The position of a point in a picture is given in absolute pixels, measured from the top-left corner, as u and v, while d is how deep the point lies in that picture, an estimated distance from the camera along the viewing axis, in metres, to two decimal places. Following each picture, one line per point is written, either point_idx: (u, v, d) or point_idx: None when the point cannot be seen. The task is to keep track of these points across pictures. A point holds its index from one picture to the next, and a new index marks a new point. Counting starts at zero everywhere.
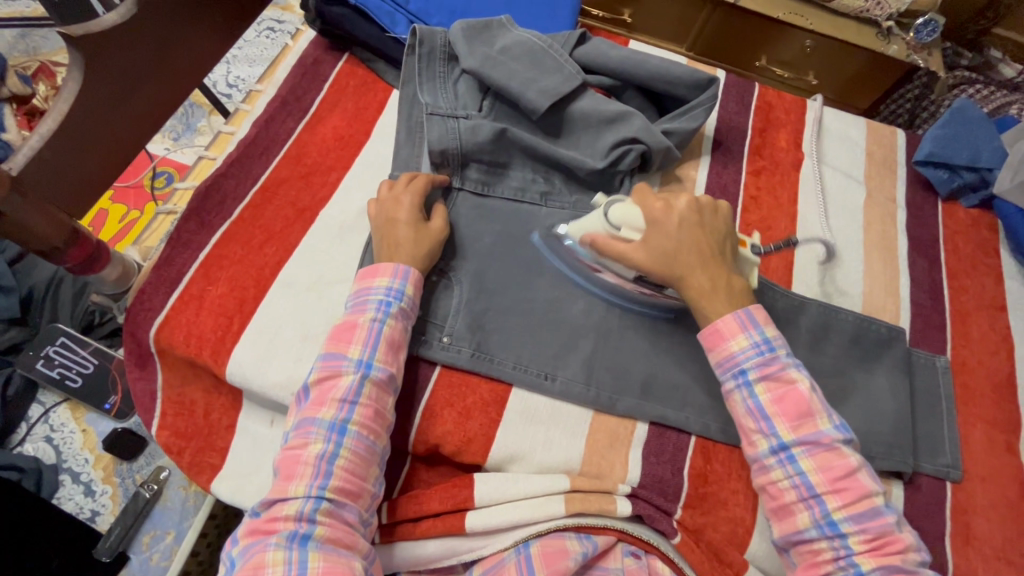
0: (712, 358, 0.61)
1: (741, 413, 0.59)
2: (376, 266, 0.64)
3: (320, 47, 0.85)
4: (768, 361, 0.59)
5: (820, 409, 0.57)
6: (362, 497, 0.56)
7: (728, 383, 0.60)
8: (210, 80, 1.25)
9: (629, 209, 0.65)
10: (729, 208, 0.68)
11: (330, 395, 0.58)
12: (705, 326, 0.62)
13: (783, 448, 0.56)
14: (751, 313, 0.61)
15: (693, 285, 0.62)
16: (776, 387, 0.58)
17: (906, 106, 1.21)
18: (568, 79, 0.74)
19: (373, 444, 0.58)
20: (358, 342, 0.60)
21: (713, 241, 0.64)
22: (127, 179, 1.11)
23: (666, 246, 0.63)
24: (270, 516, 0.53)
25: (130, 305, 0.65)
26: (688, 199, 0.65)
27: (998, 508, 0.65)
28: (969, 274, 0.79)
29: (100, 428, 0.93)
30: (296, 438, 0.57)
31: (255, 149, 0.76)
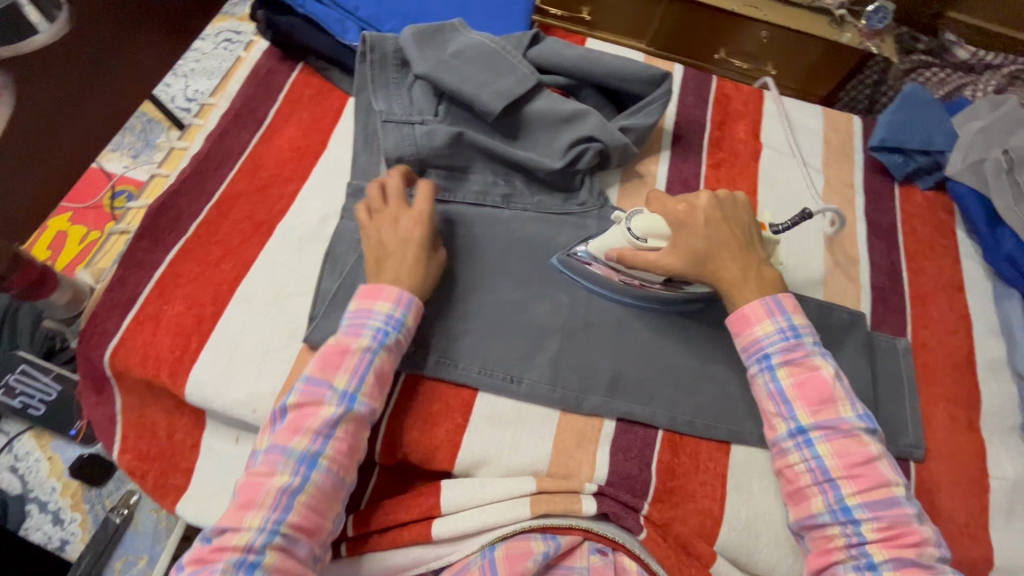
0: (739, 343, 0.64)
1: (763, 396, 0.62)
2: (379, 286, 0.62)
3: (274, 57, 0.85)
4: (793, 347, 0.61)
5: (842, 397, 0.59)
6: (319, 533, 0.55)
7: (753, 367, 0.63)
8: (167, 94, 1.24)
9: (652, 219, 0.65)
10: (748, 200, 0.70)
11: (305, 424, 0.57)
12: (732, 311, 0.65)
13: (802, 432, 0.59)
14: (780, 300, 0.63)
15: (727, 277, 0.65)
16: (799, 372, 0.61)
17: (866, 92, 1.24)
18: (522, 80, 0.74)
19: (340, 480, 0.57)
20: (346, 371, 0.58)
21: (739, 232, 0.66)
22: (85, 200, 1.10)
23: (698, 245, 0.65)
24: (218, 545, 0.53)
25: (84, 330, 0.64)
26: (709, 195, 0.67)
27: (961, 485, 0.67)
28: (927, 256, 0.80)
29: (67, 455, 0.93)
30: (261, 464, 0.56)
31: (209, 164, 0.75)
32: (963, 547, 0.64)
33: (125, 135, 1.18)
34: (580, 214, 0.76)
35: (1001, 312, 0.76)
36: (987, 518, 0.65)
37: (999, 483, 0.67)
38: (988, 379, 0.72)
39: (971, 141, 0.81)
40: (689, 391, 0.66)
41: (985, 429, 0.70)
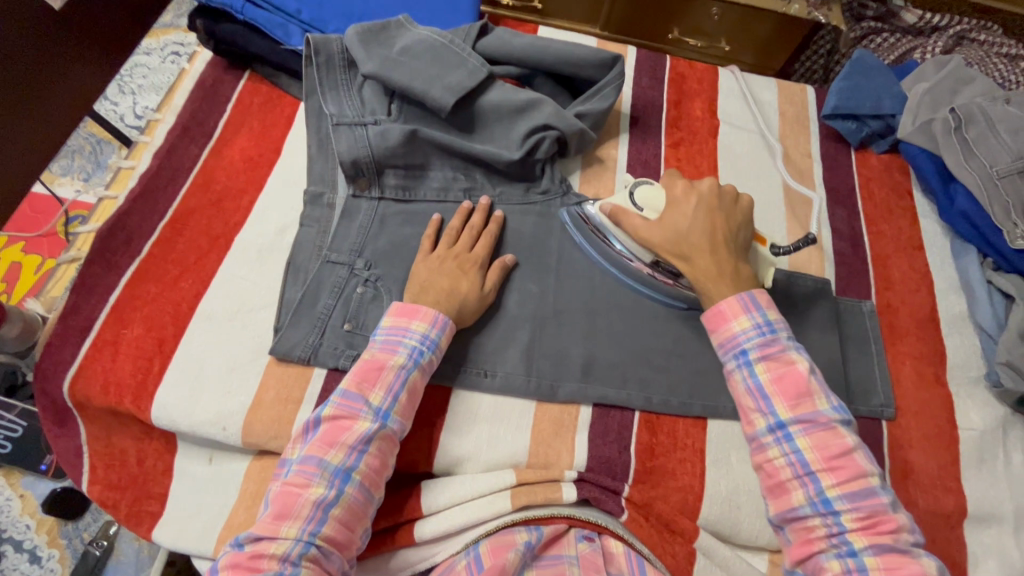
0: (714, 339, 0.62)
1: (740, 392, 0.59)
2: (415, 306, 0.62)
3: (218, 68, 0.83)
4: (769, 342, 0.59)
5: (819, 390, 0.57)
6: (349, 548, 0.55)
7: (730, 363, 0.60)
8: (115, 112, 1.20)
9: (655, 191, 0.68)
10: (750, 205, 0.69)
11: (341, 438, 0.56)
12: (706, 306, 0.63)
13: (781, 427, 0.57)
14: (753, 295, 0.61)
15: (700, 267, 0.63)
16: (776, 367, 0.58)
17: (820, 62, 1.27)
18: (472, 72, 0.73)
19: (370, 495, 0.56)
20: (381, 387, 0.58)
21: (726, 227, 0.65)
22: (38, 229, 1.07)
23: (681, 225, 0.65)
24: (255, 552, 0.52)
25: (39, 361, 0.62)
26: (709, 182, 0.67)
27: (931, 438, 0.68)
28: (886, 218, 0.81)
29: (39, 491, 0.91)
30: (295, 475, 0.55)
31: (159, 180, 0.73)
32: (937, 499, 0.65)
33: (75, 158, 1.15)
34: (543, 203, 0.75)
35: (960, 267, 0.78)
36: (958, 468, 0.67)
37: (967, 433, 0.68)
38: (952, 333, 0.74)
39: (919, 102, 0.82)
40: (663, 370, 0.67)
41: (951, 382, 0.71)
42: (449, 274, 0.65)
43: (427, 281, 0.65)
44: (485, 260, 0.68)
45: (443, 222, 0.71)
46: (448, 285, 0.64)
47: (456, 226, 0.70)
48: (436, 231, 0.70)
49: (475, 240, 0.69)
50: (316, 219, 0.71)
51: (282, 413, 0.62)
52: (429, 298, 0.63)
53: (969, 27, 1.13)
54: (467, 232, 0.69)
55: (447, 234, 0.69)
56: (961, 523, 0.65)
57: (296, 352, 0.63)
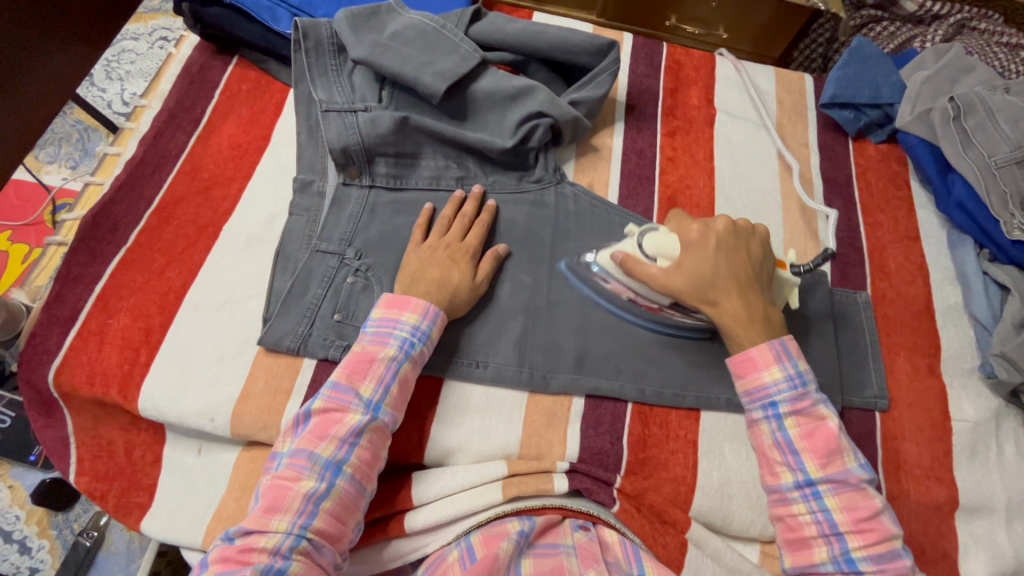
0: (741, 385, 0.61)
1: (766, 444, 0.60)
2: (406, 297, 0.61)
3: (206, 53, 0.81)
4: (800, 396, 0.59)
5: (847, 448, 0.59)
6: (341, 541, 0.54)
7: (757, 413, 0.60)
8: (102, 99, 1.18)
9: (666, 236, 0.63)
10: (766, 234, 0.67)
11: (331, 431, 0.56)
12: (735, 354, 0.62)
13: (809, 484, 0.57)
14: (786, 344, 0.61)
15: (727, 312, 0.61)
16: (805, 422, 0.59)
17: (819, 50, 1.25)
18: (464, 58, 0.72)
19: (362, 487, 0.56)
20: (371, 379, 0.58)
21: (749, 266, 0.63)
22: (24, 218, 1.06)
23: (703, 269, 0.62)
24: (245, 546, 0.51)
25: (23, 351, 0.62)
26: (725, 219, 0.64)
27: (924, 429, 0.68)
28: (882, 209, 0.81)
29: (28, 482, 0.90)
30: (286, 469, 0.54)
31: (145, 168, 0.71)
32: (928, 490, 0.65)
33: (62, 145, 1.13)
34: (536, 191, 0.74)
35: (956, 258, 0.77)
36: (951, 460, 0.67)
37: (961, 425, 0.68)
38: (947, 324, 0.74)
39: (918, 91, 0.81)
40: (656, 362, 0.66)
41: (946, 373, 0.71)
42: (440, 264, 0.64)
43: (418, 271, 0.64)
44: (477, 251, 0.67)
45: (434, 211, 0.70)
46: (438, 276, 0.63)
47: (448, 214, 0.69)
48: (427, 221, 0.69)
49: (467, 229, 0.68)
50: (306, 208, 0.70)
51: (271, 404, 0.61)
52: (420, 289, 0.62)
53: (971, 15, 1.10)
54: (459, 221, 0.68)
55: (438, 223, 0.68)
56: (953, 514, 0.65)
57: (285, 343, 0.62)
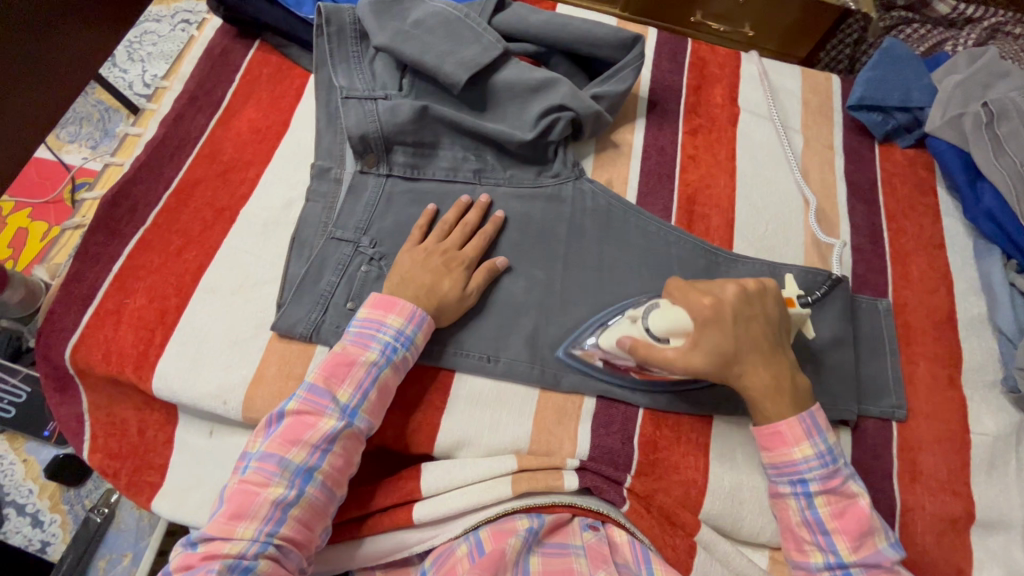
0: (768, 458, 0.59)
1: (794, 521, 0.59)
2: (394, 299, 0.61)
3: (228, 36, 0.81)
4: (831, 474, 0.57)
5: (879, 527, 0.57)
6: (308, 546, 0.55)
7: (785, 488, 0.59)
8: (124, 80, 1.19)
9: (672, 312, 0.57)
10: (776, 286, 0.62)
11: (304, 436, 0.55)
12: (763, 425, 0.59)
13: (841, 567, 0.56)
14: (817, 418, 0.59)
15: (756, 385, 0.58)
16: (835, 501, 0.58)
17: (846, 51, 1.22)
18: (487, 48, 0.71)
19: (332, 494, 0.56)
20: (349, 383, 0.57)
21: (767, 334, 0.59)
22: (45, 195, 1.07)
23: (727, 345, 0.57)
24: (209, 552, 0.51)
25: (41, 327, 0.62)
26: (736, 287, 0.59)
27: (942, 442, 0.67)
28: (907, 215, 0.79)
29: (42, 457, 0.92)
30: (253, 474, 0.54)
31: (165, 150, 0.72)
32: (945, 504, 0.64)
33: (83, 125, 1.14)
34: (554, 186, 0.73)
35: (981, 268, 0.75)
36: (968, 472, 0.65)
37: (980, 438, 0.67)
38: (970, 336, 0.72)
39: (950, 95, 0.79)
40: None
41: (966, 386, 0.69)
42: (432, 270, 0.63)
43: (407, 275, 0.63)
44: (472, 261, 0.65)
45: (438, 213, 0.69)
46: (428, 282, 0.62)
47: (449, 219, 0.68)
48: (428, 222, 0.68)
49: (466, 238, 0.67)
50: (322, 194, 0.70)
51: (283, 389, 0.61)
52: (408, 292, 0.62)
53: (1006, 19, 1.05)
54: (459, 228, 0.67)
55: (439, 228, 0.67)
56: (969, 528, 0.64)
57: (298, 329, 0.62)
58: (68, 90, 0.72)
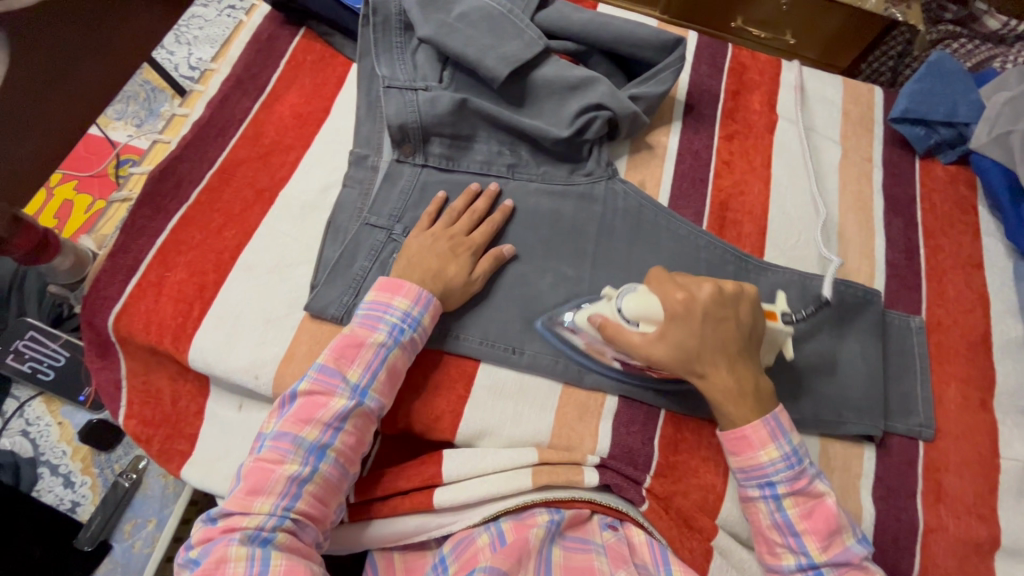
0: (736, 462, 0.59)
1: (764, 524, 0.58)
2: (400, 282, 0.62)
3: (275, 22, 0.83)
4: (798, 475, 0.57)
5: (847, 525, 0.57)
6: (324, 522, 0.56)
7: (754, 491, 0.58)
8: (171, 62, 1.22)
9: (646, 298, 0.58)
10: (755, 292, 0.60)
11: (316, 415, 0.56)
12: (729, 430, 0.59)
13: (812, 567, 0.56)
14: (780, 420, 0.58)
15: (716, 386, 0.58)
16: (803, 501, 0.57)
17: (889, 63, 1.20)
18: (528, 44, 0.72)
19: (345, 471, 0.58)
20: (359, 364, 0.58)
21: (738, 336, 0.58)
22: (91, 169, 1.11)
23: (689, 342, 0.57)
24: (228, 525, 0.53)
25: (87, 294, 0.65)
26: (711, 286, 0.58)
27: (970, 464, 0.65)
28: (945, 232, 0.77)
29: (77, 420, 0.95)
30: (269, 452, 0.55)
31: (211, 130, 0.74)
32: (970, 527, 0.63)
33: (130, 103, 1.17)
34: (587, 184, 0.73)
35: (1020, 291, 0.74)
36: (996, 497, 0.64)
37: (1010, 463, 0.65)
38: (1005, 359, 0.70)
39: (998, 112, 0.77)
40: None
41: (998, 410, 0.68)
42: (440, 254, 0.64)
43: (415, 258, 0.64)
44: (480, 247, 0.66)
45: (448, 201, 0.70)
46: (435, 266, 0.63)
47: (459, 206, 0.68)
48: (438, 209, 0.69)
49: (474, 225, 0.68)
50: (359, 181, 0.71)
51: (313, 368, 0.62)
52: (415, 275, 0.63)
53: None
54: (468, 214, 0.68)
55: (448, 214, 0.68)
56: (993, 554, 0.62)
57: (330, 311, 0.64)
58: (133, 64, 0.73)
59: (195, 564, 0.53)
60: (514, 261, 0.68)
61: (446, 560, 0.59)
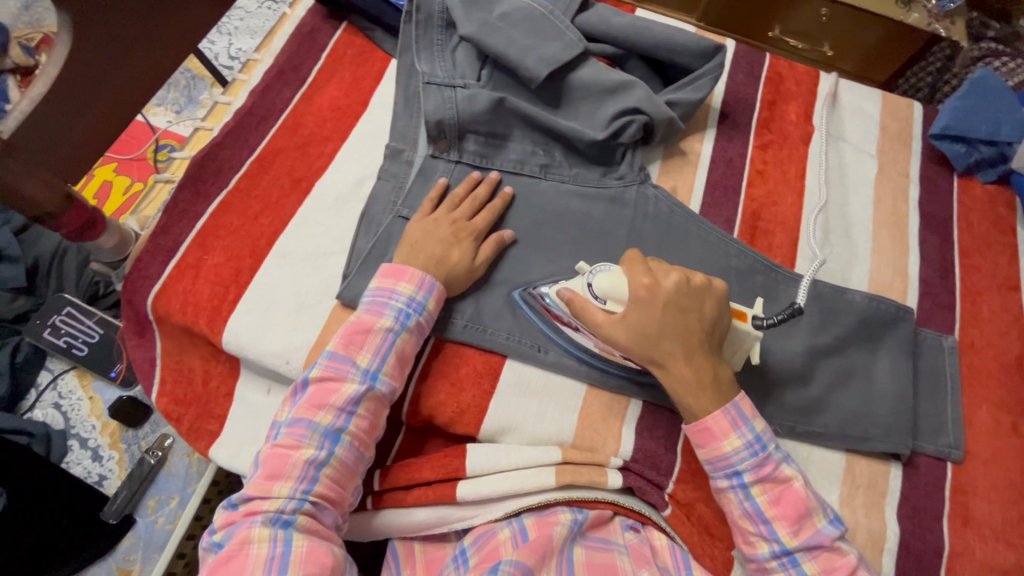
0: (701, 455, 0.58)
1: (736, 514, 0.57)
2: (403, 267, 0.62)
3: (318, 15, 0.84)
4: (762, 461, 0.56)
5: (817, 507, 0.56)
6: (341, 504, 0.57)
7: (722, 482, 0.57)
8: (211, 51, 1.25)
9: (617, 278, 0.59)
10: (724, 289, 0.60)
11: (329, 400, 0.57)
12: (691, 422, 0.58)
13: (785, 553, 0.56)
14: (740, 408, 0.57)
15: (675, 375, 0.57)
16: (771, 487, 0.57)
17: (928, 79, 1.17)
18: (568, 46, 0.72)
19: (361, 454, 0.58)
20: (369, 350, 0.59)
21: (699, 329, 0.57)
22: (130, 152, 1.14)
23: (649, 327, 0.57)
24: (249, 510, 0.54)
25: (129, 273, 0.66)
26: (677, 276, 0.58)
27: (999, 489, 0.64)
28: (982, 252, 0.76)
29: (107, 396, 0.98)
30: (285, 437, 0.56)
31: (252, 118, 0.75)
32: (997, 553, 0.61)
33: (170, 90, 1.20)
34: (618, 188, 0.74)
35: None
36: None
37: None
38: None
39: None
40: None
41: None
42: (442, 240, 0.64)
43: (418, 243, 0.64)
44: (481, 232, 0.66)
45: (449, 188, 0.70)
46: (438, 252, 0.64)
47: (460, 193, 0.68)
48: (439, 196, 0.69)
49: (476, 212, 0.68)
50: (393, 174, 0.72)
51: None
52: (418, 261, 0.63)
53: None
54: (469, 201, 0.68)
55: (450, 200, 0.68)
56: None
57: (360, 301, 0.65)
58: (185, 49, 0.75)
59: (217, 547, 0.53)
60: (514, 246, 0.69)
61: (467, 552, 0.60)
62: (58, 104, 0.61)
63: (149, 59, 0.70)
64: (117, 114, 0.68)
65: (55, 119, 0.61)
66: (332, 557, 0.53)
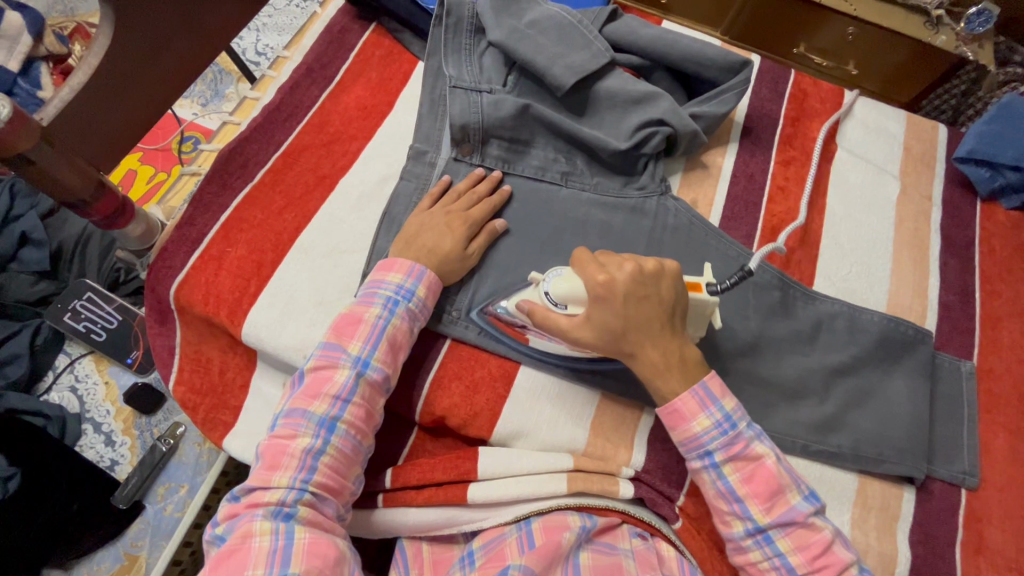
0: (674, 438, 0.58)
1: (711, 493, 0.58)
2: (393, 260, 0.64)
3: (348, 15, 0.85)
4: (732, 440, 0.56)
5: (790, 482, 0.56)
6: (343, 494, 0.57)
7: (695, 463, 0.58)
8: (239, 46, 1.26)
9: (572, 281, 0.57)
10: (677, 265, 0.58)
11: (324, 389, 0.58)
12: (662, 405, 0.58)
13: (760, 531, 0.56)
14: (709, 388, 0.57)
15: (646, 362, 0.57)
16: (743, 466, 0.57)
17: (952, 102, 1.17)
18: (595, 55, 0.73)
19: (359, 443, 0.58)
20: (359, 338, 0.60)
21: (661, 313, 0.56)
22: (155, 142, 1.16)
23: (614, 323, 0.56)
24: (251, 501, 0.54)
25: (153, 262, 0.67)
26: (631, 265, 0.56)
27: (1013, 519, 0.63)
28: (1003, 279, 0.75)
29: (122, 382, 0.99)
30: (283, 428, 0.57)
31: (279, 115, 0.76)
32: None
33: (198, 83, 1.22)
34: (638, 199, 0.74)
35: None
36: None
37: None
38: None
39: None
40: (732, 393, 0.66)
41: None
42: (436, 229, 0.65)
43: (414, 236, 0.65)
44: (477, 222, 0.67)
45: (451, 183, 0.71)
46: (430, 243, 0.65)
47: (460, 188, 0.69)
48: (441, 191, 0.70)
49: (474, 205, 0.68)
50: (416, 175, 0.72)
51: None
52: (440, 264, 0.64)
53: None
54: (468, 196, 0.68)
55: (449, 194, 0.69)
56: None
57: None
58: (221, 43, 0.76)
59: (221, 540, 0.53)
60: (521, 246, 0.69)
61: (475, 554, 0.61)
62: (96, 93, 0.62)
63: (185, 50, 0.71)
64: (152, 104, 0.70)
65: (92, 108, 0.63)
66: (335, 549, 0.52)
